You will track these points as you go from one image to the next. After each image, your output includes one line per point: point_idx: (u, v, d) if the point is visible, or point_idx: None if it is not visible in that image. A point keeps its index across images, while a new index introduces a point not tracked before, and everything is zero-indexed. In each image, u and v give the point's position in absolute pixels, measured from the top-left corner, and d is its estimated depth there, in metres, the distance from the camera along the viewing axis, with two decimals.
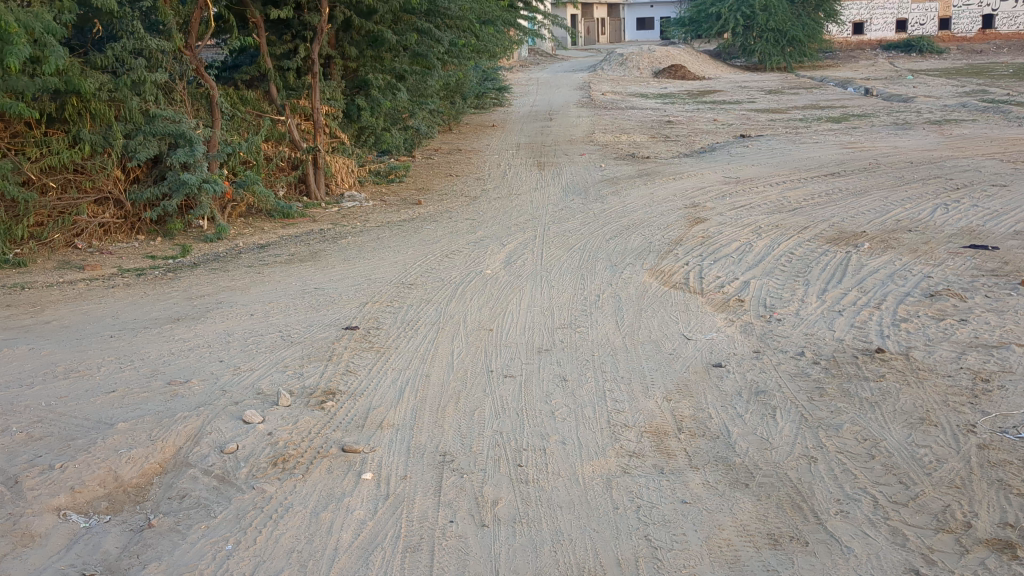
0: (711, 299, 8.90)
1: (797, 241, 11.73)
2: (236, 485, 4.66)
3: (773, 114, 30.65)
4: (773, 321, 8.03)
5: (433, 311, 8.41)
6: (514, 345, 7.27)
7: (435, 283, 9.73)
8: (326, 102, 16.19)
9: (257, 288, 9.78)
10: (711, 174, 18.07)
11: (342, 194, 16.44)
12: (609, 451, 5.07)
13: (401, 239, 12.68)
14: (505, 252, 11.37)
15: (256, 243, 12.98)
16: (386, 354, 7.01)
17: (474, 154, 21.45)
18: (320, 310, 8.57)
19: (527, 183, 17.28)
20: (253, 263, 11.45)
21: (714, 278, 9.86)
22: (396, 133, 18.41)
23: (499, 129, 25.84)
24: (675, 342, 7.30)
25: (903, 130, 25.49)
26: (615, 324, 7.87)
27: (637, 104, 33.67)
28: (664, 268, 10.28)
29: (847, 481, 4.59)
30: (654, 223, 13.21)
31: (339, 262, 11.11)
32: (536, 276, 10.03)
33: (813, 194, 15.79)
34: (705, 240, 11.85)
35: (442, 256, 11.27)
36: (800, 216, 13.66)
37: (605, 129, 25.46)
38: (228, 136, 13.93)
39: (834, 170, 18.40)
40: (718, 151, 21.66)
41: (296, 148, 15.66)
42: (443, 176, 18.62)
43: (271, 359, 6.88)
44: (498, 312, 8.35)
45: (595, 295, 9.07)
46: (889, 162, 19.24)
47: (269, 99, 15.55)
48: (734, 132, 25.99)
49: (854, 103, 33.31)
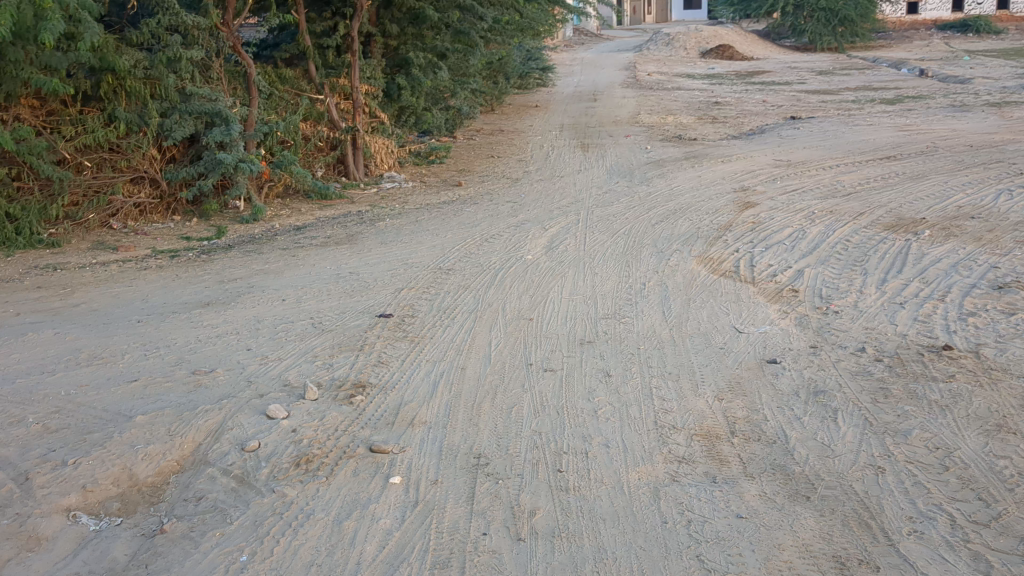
0: (763, 289, 8.45)
1: (853, 228, 11.21)
2: (255, 488, 4.36)
3: (824, 96, 29.81)
4: (831, 313, 7.57)
5: (471, 298, 8.07)
6: (555, 336, 6.91)
7: (473, 268, 9.39)
8: (366, 81, 15.90)
9: (291, 272, 9.51)
10: (761, 157, 17.51)
11: (382, 175, 16.15)
12: (657, 456, 4.69)
13: (441, 222, 12.34)
14: (547, 237, 10.99)
15: (293, 225, 12.74)
16: (420, 345, 6.68)
17: (517, 134, 21.04)
18: (354, 295, 8.27)
19: (571, 165, 16.86)
20: (289, 245, 11.20)
21: (766, 266, 9.40)
22: (437, 113, 18.06)
23: (542, 110, 25.39)
24: (726, 336, 6.88)
25: (961, 112, 24.60)
26: (661, 315, 7.47)
27: (684, 84, 32.99)
28: (712, 255, 9.84)
29: (920, 497, 4.17)
30: (702, 207, 12.74)
31: (375, 246, 10.81)
32: (579, 262, 9.65)
33: (868, 178, 15.18)
34: (756, 225, 11.37)
35: (481, 240, 10.93)
36: (855, 201, 13.10)
37: (650, 110, 24.90)
38: (265, 115, 13.68)
39: (890, 153, 17.73)
40: (768, 133, 21.03)
41: (335, 128, 15.39)
42: (485, 157, 18.26)
43: (300, 348, 6.59)
44: (539, 301, 7.98)
45: (641, 283, 8.66)
46: (947, 146, 18.51)
47: (308, 78, 15.28)
48: (784, 113, 25.27)
49: (909, 84, 32.32)
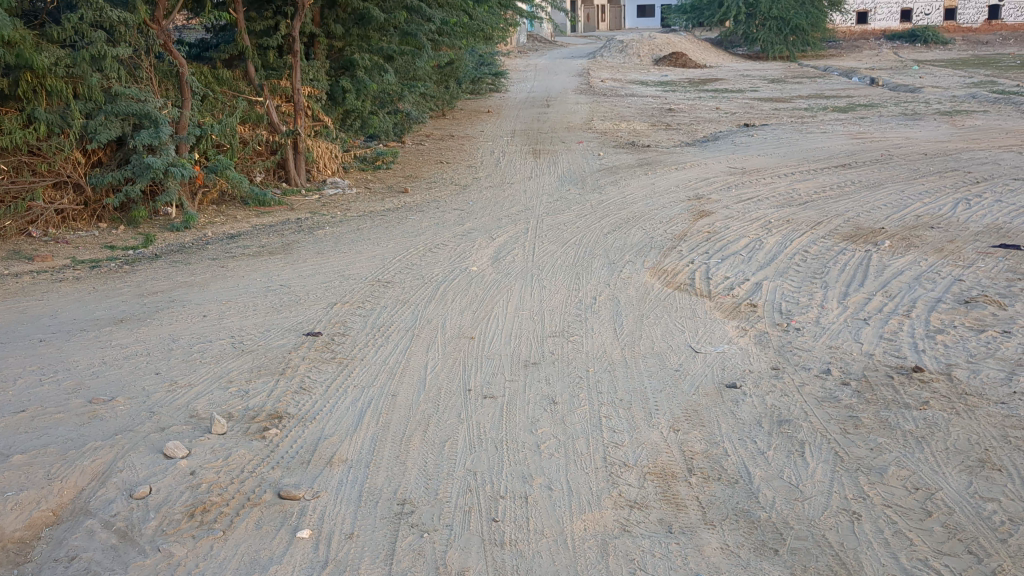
0: (720, 303, 7.97)
1: (811, 238, 10.83)
2: (138, 546, 3.74)
3: (777, 103, 29.70)
4: (792, 330, 7.11)
5: (410, 315, 7.47)
6: (497, 357, 6.35)
7: (414, 280, 8.81)
8: (309, 84, 15.23)
9: (218, 284, 8.84)
10: (715, 164, 17.14)
11: (325, 182, 15.51)
12: (605, 499, 4.15)
13: (383, 230, 11.74)
14: (494, 247, 10.44)
15: (226, 233, 12.05)
16: (349, 368, 6.08)
17: (467, 140, 20.47)
18: (282, 311, 7.64)
19: (522, 171, 16.35)
20: (220, 254, 10.52)
21: (723, 278, 8.94)
22: (384, 117, 17.42)
23: (494, 115, 24.85)
24: (682, 357, 6.37)
25: (913, 120, 24.54)
26: (613, 333, 6.95)
27: (637, 91, 32.72)
28: (667, 267, 9.37)
29: (902, 550, 3.68)
30: (656, 216, 12.28)
31: (311, 256, 10.16)
32: (527, 274, 9.11)
33: (824, 186, 14.88)
34: (711, 235, 10.93)
35: (424, 251, 10.34)
36: (812, 210, 12.75)
37: (604, 117, 24.50)
38: (198, 117, 12.96)
39: (845, 161, 17.49)
40: (722, 140, 20.71)
41: (275, 131, 14.70)
42: (433, 163, 17.67)
43: (214, 372, 5.96)
44: (483, 317, 7.43)
45: (592, 297, 8.14)
46: (902, 154, 18.33)
47: (246, 79, 14.57)
48: (738, 120, 25.03)
49: (861, 93, 32.37)
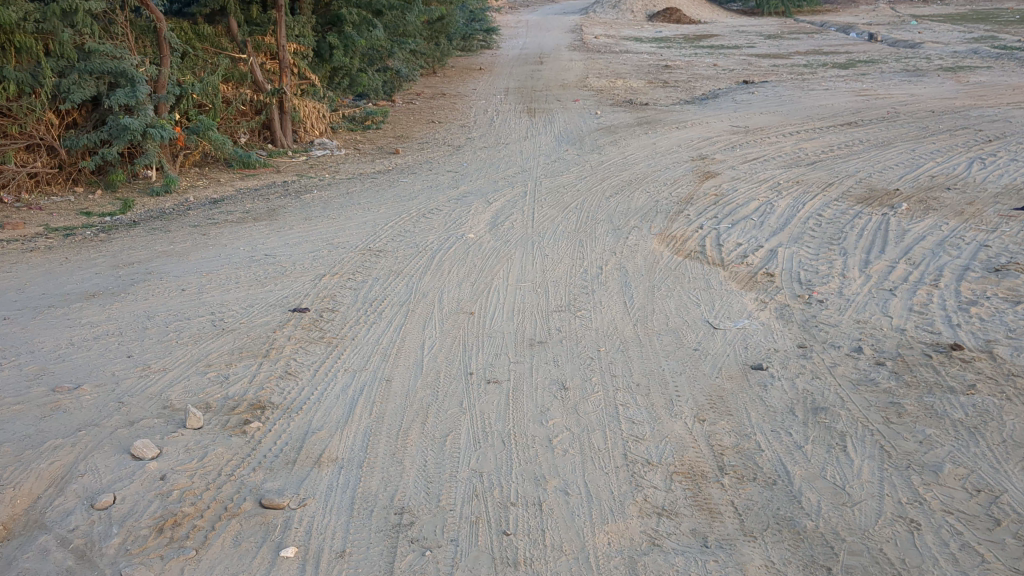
0: (734, 273, 7.48)
1: (824, 201, 10.33)
2: (97, 569, 3.27)
3: (776, 60, 29.03)
4: (815, 303, 6.62)
5: (404, 287, 6.96)
6: (499, 336, 5.85)
7: (408, 249, 8.29)
8: (294, 40, 14.54)
9: (198, 254, 8.30)
10: (717, 123, 16.56)
11: (312, 143, 14.90)
12: (629, 506, 3.69)
13: (373, 194, 11.19)
14: (491, 212, 9.90)
15: (209, 197, 11.47)
16: (339, 349, 5.58)
17: (459, 98, 19.82)
18: (267, 284, 7.11)
19: (517, 131, 15.76)
20: (202, 221, 9.97)
21: (735, 245, 8.45)
22: (374, 75, 16.74)
23: (486, 73, 24.13)
24: (699, 334, 5.88)
25: (916, 77, 23.93)
26: (624, 308, 6.45)
27: (633, 48, 31.95)
28: (675, 233, 8.86)
29: (974, 569, 3.24)
30: (658, 178, 11.74)
31: (298, 222, 9.61)
32: (528, 241, 8.59)
33: (831, 145, 14.35)
34: (718, 199, 10.41)
35: (417, 216, 9.80)
36: (821, 171, 12.22)
37: (599, 74, 23.81)
38: (178, 75, 12.31)
39: (850, 119, 16.92)
40: (722, 97, 20.10)
41: (260, 90, 14.06)
42: (424, 122, 17.05)
43: (192, 355, 5.45)
44: (482, 290, 6.92)
45: (597, 267, 7.64)
46: (909, 111, 17.79)
47: (229, 35, 13.89)
48: (737, 77, 24.38)
49: (861, 48, 31.71)
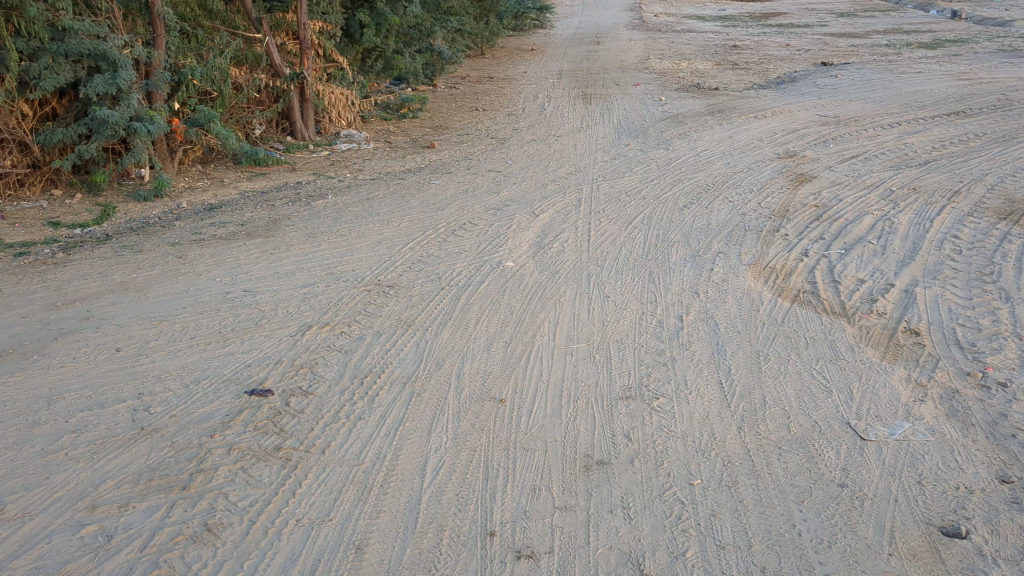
0: (865, 331, 5.51)
1: (956, 217, 8.28)
2: None
3: (854, 39, 26.59)
4: (995, 389, 4.62)
5: (412, 351, 5.08)
6: (540, 448, 3.94)
7: (428, 283, 6.44)
8: (319, 17, 12.66)
9: (162, 287, 6.48)
10: (801, 111, 14.40)
11: (337, 134, 13.09)
12: None
13: (398, 201, 9.37)
14: (536, 229, 7.96)
15: (206, 203, 9.69)
16: (297, 473, 3.73)
17: (508, 82, 17.89)
18: (231, 343, 5.27)
19: (571, 120, 13.80)
20: (187, 235, 8.21)
21: (856, 283, 6.46)
22: (411, 55, 14.83)
23: (538, 54, 22.11)
24: (843, 450, 3.94)
25: (1018, 57, 21.41)
26: (721, 395, 4.51)
27: (696, 26, 29.64)
28: (774, 263, 6.87)
29: None
30: (740, 182, 9.70)
31: (299, 240, 7.80)
32: (583, 274, 6.66)
33: (942, 140, 12.18)
34: (820, 212, 8.38)
35: (446, 233, 7.94)
36: (937, 175, 10.11)
37: (662, 55, 21.66)
38: (175, 58, 10.49)
39: (955, 107, 14.68)
40: (801, 81, 17.90)
41: (277, 75, 12.20)
42: (467, 110, 15.15)
43: (75, 485, 3.64)
44: (519, 359, 5.00)
45: (676, 317, 5.70)
46: (1023, 98, 15.48)
47: (243, 14, 11.97)
48: (814, 58, 22.10)
49: (947, 26, 29.07)
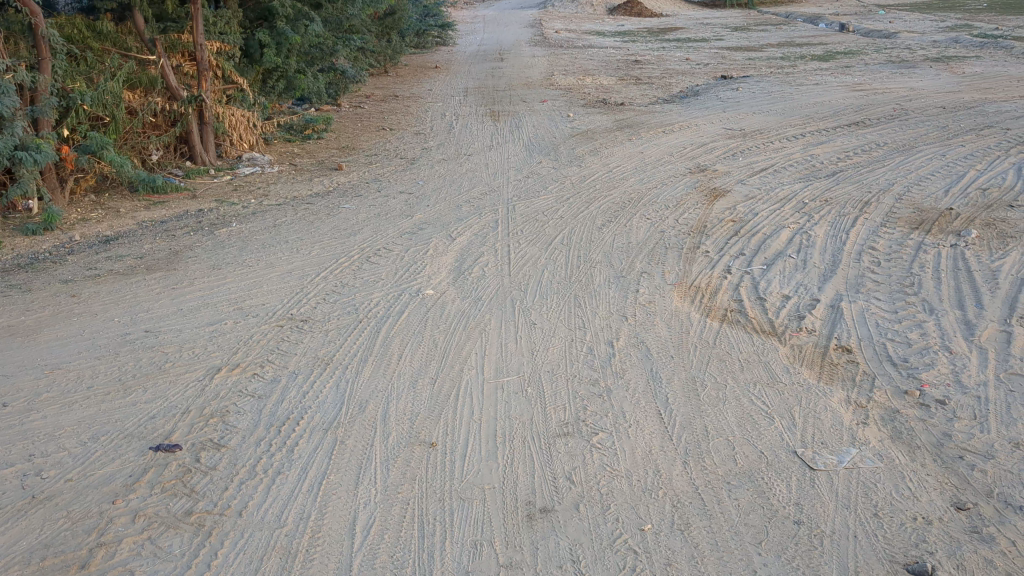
0: (798, 350, 5.40)
1: (870, 227, 8.34)
2: None
3: (750, 52, 27.14)
4: (935, 407, 4.55)
5: (332, 393, 4.74)
6: (478, 497, 3.68)
7: (346, 316, 6.10)
8: (217, 37, 12.15)
9: (53, 330, 5.97)
10: (708, 125, 14.49)
11: (239, 158, 12.58)
12: None
13: (307, 227, 8.98)
14: (453, 253, 7.68)
15: (101, 234, 9.12)
16: (212, 542, 3.38)
17: (413, 101, 17.59)
18: (133, 391, 4.84)
19: (481, 138, 13.59)
20: (80, 270, 7.67)
21: (783, 299, 6.39)
22: (314, 75, 14.41)
23: (442, 71, 21.86)
24: (795, 483, 3.79)
25: (907, 68, 22.12)
26: (662, 427, 4.31)
27: (597, 42, 29.84)
28: (700, 281, 6.75)
29: None
30: (656, 198, 9.61)
31: (204, 272, 7.35)
32: (506, 299, 6.41)
33: (845, 150, 12.38)
34: (738, 227, 8.33)
35: (360, 260, 7.60)
36: (846, 185, 10.22)
37: (566, 71, 21.65)
38: (62, 82, 9.86)
39: (854, 118, 14.98)
40: (704, 95, 18.09)
41: (173, 98, 11.63)
42: (373, 129, 14.80)
43: None
44: (447, 396, 4.71)
45: (607, 343, 5.50)
46: (917, 108, 15.92)
47: (136, 34, 11.38)
48: (714, 72, 22.43)
49: (837, 39, 29.95)
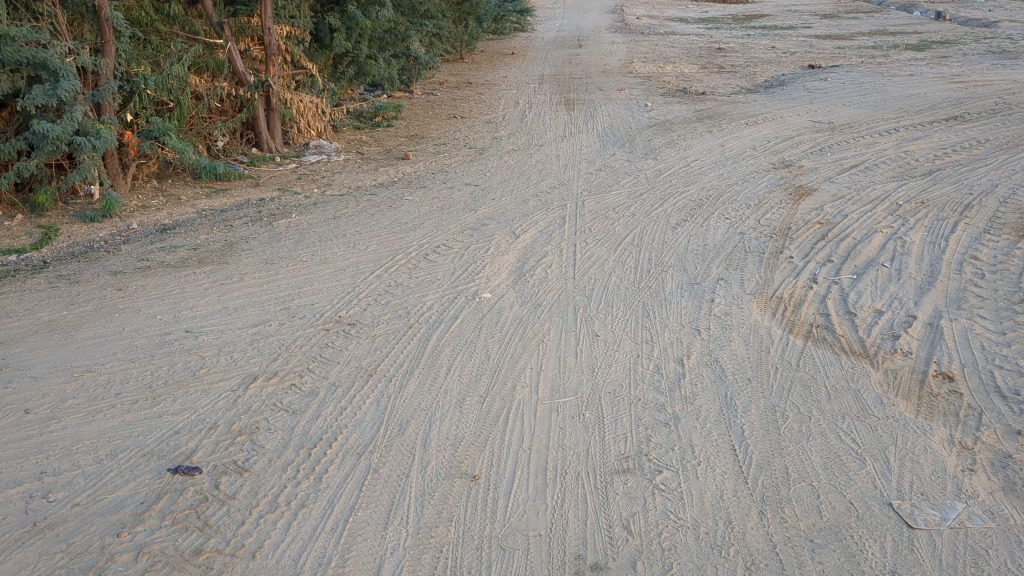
0: (893, 376, 4.82)
1: (973, 234, 7.64)
2: None
3: (840, 40, 26.02)
4: None
5: (371, 410, 4.35)
6: (522, 548, 3.25)
7: (397, 320, 5.71)
8: (287, 22, 11.88)
9: (93, 327, 5.70)
10: (793, 117, 13.75)
11: (306, 145, 12.31)
12: None
13: (367, 220, 8.64)
14: (516, 252, 7.23)
15: (160, 223, 8.92)
16: None
17: (487, 88, 17.18)
18: (162, 399, 4.51)
19: (553, 128, 13.11)
20: (132, 261, 7.43)
21: (875, 314, 5.79)
22: (386, 61, 14.08)
23: (518, 58, 21.37)
24: (890, 546, 3.26)
25: (1009, 59, 20.87)
26: (736, 466, 3.81)
27: (679, 29, 28.98)
28: (782, 292, 6.18)
29: None
30: (736, 196, 9.02)
31: (256, 267, 7.05)
32: (570, 306, 5.95)
33: (943, 147, 11.55)
34: (825, 230, 7.70)
35: (418, 257, 7.22)
36: (944, 186, 9.46)
37: (645, 59, 20.97)
38: (127, 66, 9.66)
39: (953, 112, 14.07)
40: (790, 85, 17.26)
41: (240, 83, 11.39)
42: (444, 117, 14.43)
43: None
44: (497, 418, 4.28)
45: (678, 361, 4.99)
46: (1021, 102, 14.89)
47: (205, 18, 11.16)
48: (801, 61, 21.50)
49: (932, 27, 28.56)
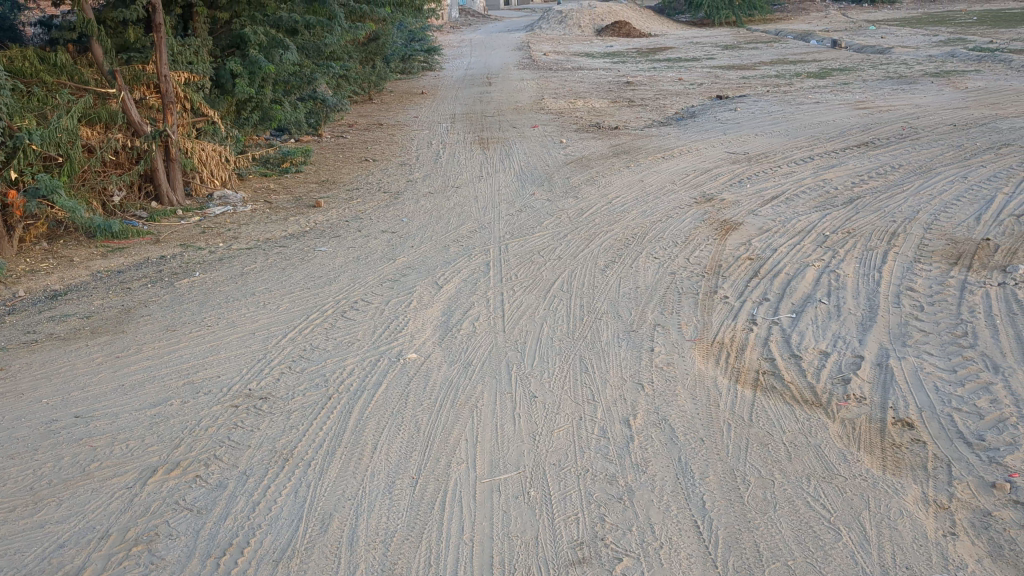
0: (852, 426, 4.52)
1: (904, 263, 7.50)
2: None
3: (744, 71, 26.42)
4: None
5: (289, 503, 3.86)
6: None
7: (314, 389, 5.22)
8: (184, 68, 11.27)
9: None
10: (709, 149, 13.68)
11: (209, 197, 11.68)
12: None
13: (278, 275, 8.11)
14: (440, 304, 6.79)
15: (49, 289, 8.23)
16: None
17: (399, 129, 16.78)
18: (46, 503, 3.97)
19: (469, 168, 12.75)
20: (17, 334, 6.77)
21: (821, 357, 5.51)
22: (292, 105, 13.56)
23: (428, 97, 21.04)
24: None
25: (907, 84, 21.39)
26: (702, 550, 3.43)
27: (586, 64, 29.10)
28: (724, 336, 5.87)
29: None
30: (662, 233, 8.77)
31: (156, 334, 6.46)
32: (502, 363, 5.53)
33: (859, 174, 11.54)
34: (757, 266, 7.48)
35: (335, 314, 6.73)
36: (867, 214, 9.39)
37: (556, 95, 20.86)
38: (10, 120, 8.85)
39: (863, 138, 14.18)
40: (701, 116, 17.29)
41: (136, 133, 10.70)
42: (356, 161, 13.95)
43: None
44: (432, 504, 3.83)
45: (624, 422, 4.61)
46: (926, 126, 15.12)
47: (95, 66, 10.46)
48: (709, 92, 21.67)
49: (830, 55, 29.27)
